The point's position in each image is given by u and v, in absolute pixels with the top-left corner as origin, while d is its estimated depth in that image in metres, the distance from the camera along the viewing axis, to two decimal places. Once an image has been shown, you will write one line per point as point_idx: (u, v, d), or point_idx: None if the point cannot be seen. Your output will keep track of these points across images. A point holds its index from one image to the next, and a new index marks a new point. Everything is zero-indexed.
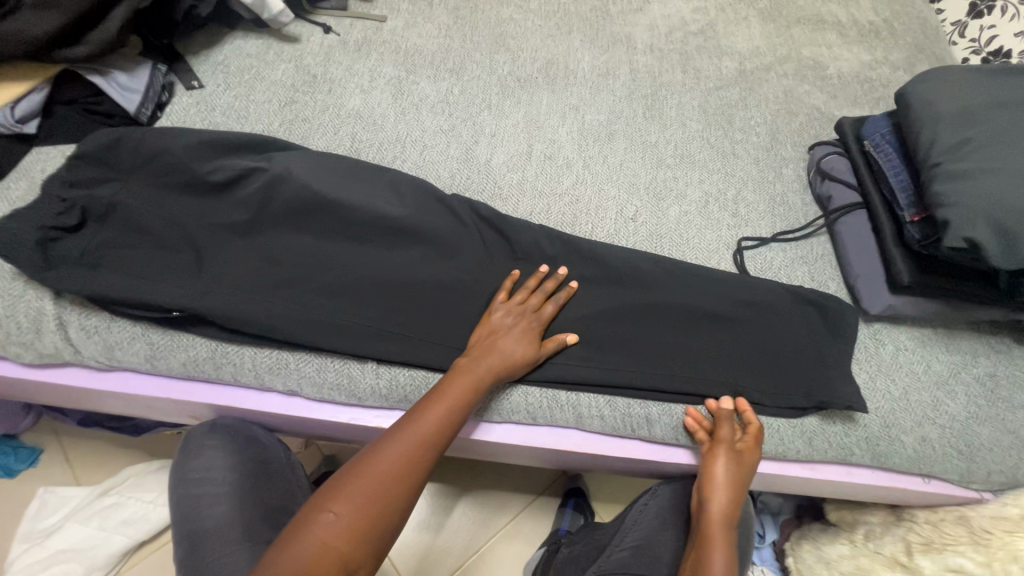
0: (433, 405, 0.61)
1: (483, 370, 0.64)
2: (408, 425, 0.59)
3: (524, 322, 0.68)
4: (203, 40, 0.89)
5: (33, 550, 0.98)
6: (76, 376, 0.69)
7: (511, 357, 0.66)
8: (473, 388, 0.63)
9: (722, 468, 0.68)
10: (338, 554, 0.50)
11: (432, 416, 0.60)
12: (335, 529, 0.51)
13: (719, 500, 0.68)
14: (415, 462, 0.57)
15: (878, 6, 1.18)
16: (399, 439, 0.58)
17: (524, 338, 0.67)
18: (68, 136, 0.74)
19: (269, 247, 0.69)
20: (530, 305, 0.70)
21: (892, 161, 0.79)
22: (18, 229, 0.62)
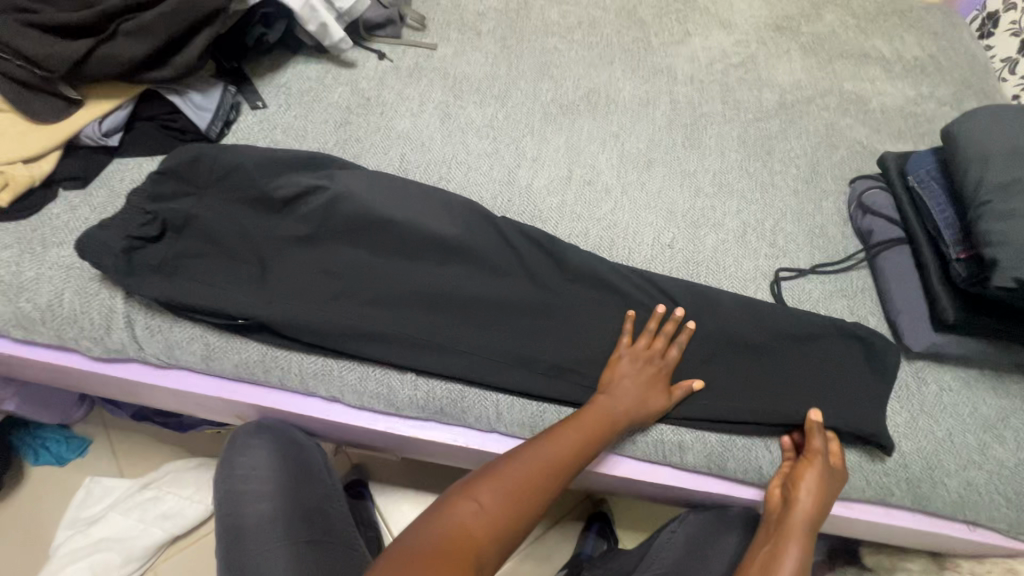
0: (568, 431, 0.64)
1: (613, 409, 0.67)
2: (542, 442, 0.63)
3: (654, 368, 0.71)
4: (269, 64, 0.95)
5: (77, 536, 1.03)
6: (137, 372, 0.73)
7: (640, 401, 0.69)
8: (603, 426, 0.66)
9: (812, 478, 0.67)
10: (473, 539, 0.52)
11: (567, 441, 0.64)
12: (476, 515, 0.54)
13: (806, 508, 0.66)
14: (548, 481, 0.60)
15: (924, 42, 1.18)
16: (533, 452, 0.62)
17: (655, 387, 0.70)
18: (146, 150, 0.80)
19: (324, 260, 0.74)
20: (660, 351, 0.72)
21: (937, 198, 0.79)
22: (100, 234, 0.68)
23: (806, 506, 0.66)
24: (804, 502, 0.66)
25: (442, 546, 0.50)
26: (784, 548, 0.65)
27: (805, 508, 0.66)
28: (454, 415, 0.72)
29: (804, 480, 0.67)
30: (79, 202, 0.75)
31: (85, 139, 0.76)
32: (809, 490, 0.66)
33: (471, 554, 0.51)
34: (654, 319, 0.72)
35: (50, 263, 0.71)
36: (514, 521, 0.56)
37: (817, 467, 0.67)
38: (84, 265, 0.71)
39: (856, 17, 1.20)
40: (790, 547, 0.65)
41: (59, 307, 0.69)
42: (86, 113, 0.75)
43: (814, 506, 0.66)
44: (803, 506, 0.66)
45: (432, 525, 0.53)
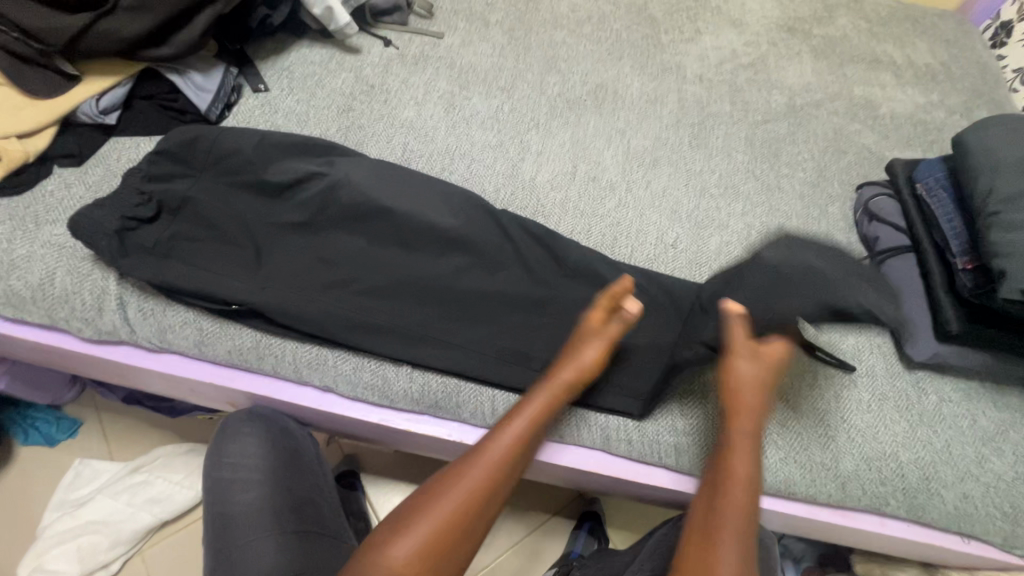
0: (500, 434, 0.59)
1: (549, 390, 0.62)
2: (472, 458, 0.57)
3: (593, 325, 0.66)
4: (272, 47, 0.93)
5: (64, 518, 1.02)
6: (129, 355, 0.72)
7: (580, 360, 0.64)
8: (539, 409, 0.61)
9: (751, 391, 0.64)
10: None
11: (499, 446, 0.58)
12: (398, 559, 0.51)
13: (744, 425, 0.63)
14: (484, 497, 0.55)
15: (936, 49, 1.17)
16: (465, 475, 0.56)
17: (598, 339, 0.65)
18: (144, 130, 0.79)
19: (323, 248, 0.73)
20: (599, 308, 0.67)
21: (945, 207, 0.78)
22: (95, 215, 0.66)
23: (744, 428, 0.63)
24: (733, 395, 0.64)
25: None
26: (730, 479, 0.59)
27: (744, 426, 0.63)
28: (448, 410, 0.71)
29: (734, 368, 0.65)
30: (74, 180, 0.74)
31: (82, 116, 0.74)
32: (750, 403, 0.63)
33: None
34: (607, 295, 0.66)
35: (42, 240, 0.69)
36: (450, 551, 0.53)
37: (751, 371, 0.65)
38: (76, 244, 0.70)
39: (869, 22, 1.19)
40: (735, 481, 0.59)
41: (51, 288, 0.68)
42: (84, 89, 0.73)
43: (750, 425, 0.63)
44: (741, 430, 0.62)
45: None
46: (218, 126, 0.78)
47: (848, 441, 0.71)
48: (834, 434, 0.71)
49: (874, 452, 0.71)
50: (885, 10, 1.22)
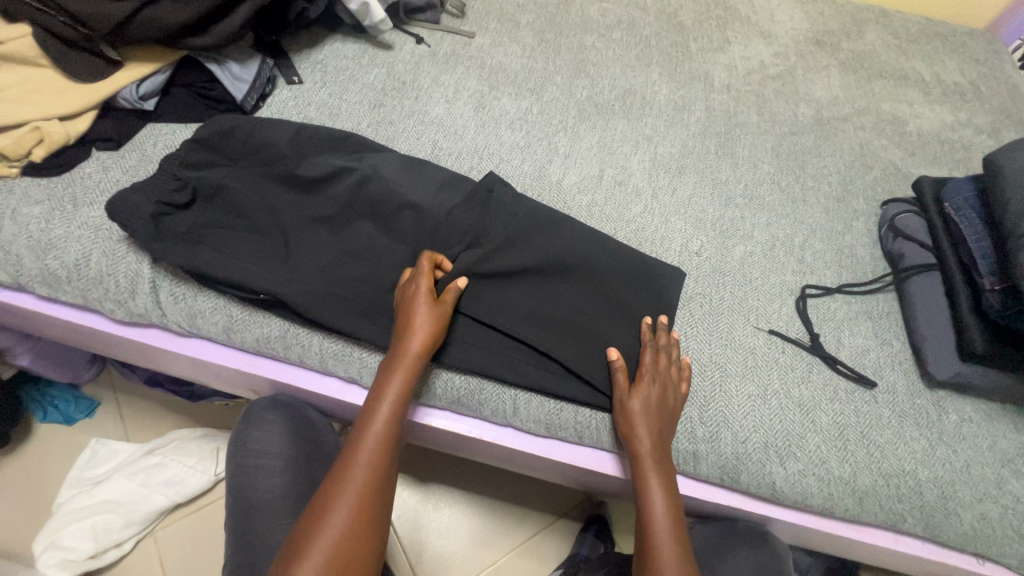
0: (368, 430, 0.61)
1: (396, 380, 0.63)
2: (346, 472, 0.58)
3: (419, 297, 0.65)
4: (306, 40, 0.95)
5: (80, 495, 1.03)
6: (159, 338, 0.73)
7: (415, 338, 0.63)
8: (391, 407, 0.62)
9: (638, 408, 0.65)
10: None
11: (365, 453, 0.60)
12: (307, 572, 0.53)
13: (644, 437, 0.65)
14: (363, 501, 0.57)
15: (965, 67, 1.16)
16: (339, 491, 0.57)
17: (415, 318, 0.64)
18: (181, 118, 0.80)
19: (348, 240, 0.72)
20: (426, 277, 0.66)
21: (973, 226, 0.77)
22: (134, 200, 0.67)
23: (644, 439, 0.65)
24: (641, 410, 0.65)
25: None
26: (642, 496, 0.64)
27: (648, 437, 0.65)
28: (470, 406, 0.72)
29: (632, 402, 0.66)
30: (111, 164, 0.75)
31: (122, 101, 0.76)
32: (638, 415, 0.65)
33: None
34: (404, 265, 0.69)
35: (79, 222, 0.71)
36: (353, 558, 0.55)
37: (650, 389, 0.66)
38: (112, 227, 0.71)
39: (898, 38, 1.19)
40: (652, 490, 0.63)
41: (87, 268, 0.69)
42: (126, 75, 0.74)
43: (650, 434, 0.65)
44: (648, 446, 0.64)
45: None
46: (250, 116, 0.78)
47: (866, 456, 0.71)
48: (852, 448, 0.71)
49: (893, 468, 0.71)
50: (914, 27, 1.22)
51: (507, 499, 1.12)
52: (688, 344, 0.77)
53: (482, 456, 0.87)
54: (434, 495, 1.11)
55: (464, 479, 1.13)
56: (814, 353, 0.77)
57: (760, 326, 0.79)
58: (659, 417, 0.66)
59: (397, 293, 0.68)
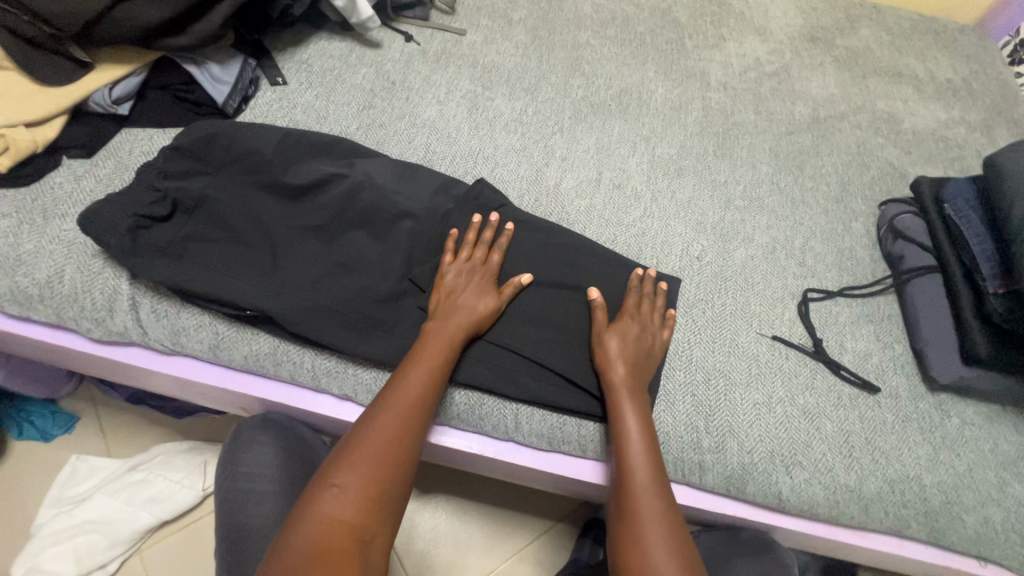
0: (404, 379, 0.60)
1: (435, 345, 0.62)
2: (380, 414, 0.57)
3: (479, 281, 0.68)
4: (290, 38, 0.90)
5: (60, 516, 0.99)
6: (139, 358, 0.70)
7: (467, 314, 0.65)
8: (431, 358, 0.62)
9: (616, 344, 0.67)
10: (356, 529, 0.50)
11: (404, 395, 0.59)
12: (341, 500, 0.51)
13: (621, 366, 0.66)
14: (392, 446, 0.56)
15: (957, 64, 1.16)
16: (371, 427, 0.56)
17: (481, 297, 0.67)
18: (157, 122, 0.75)
19: (340, 252, 0.69)
20: (489, 264, 0.70)
21: (975, 229, 0.77)
22: (111, 216, 0.63)
23: (619, 369, 0.65)
24: (621, 340, 0.67)
25: (319, 551, 0.47)
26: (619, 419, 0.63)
27: (625, 365, 0.66)
28: (470, 422, 0.70)
29: (619, 331, 0.68)
30: (84, 171, 0.71)
31: (94, 105, 0.71)
32: (615, 353, 0.66)
33: (361, 547, 0.50)
34: (452, 238, 0.71)
35: (50, 236, 0.66)
36: (384, 493, 0.53)
37: (628, 326, 0.69)
38: (86, 241, 0.67)
39: (891, 34, 1.18)
40: (626, 417, 0.63)
41: (60, 285, 0.65)
42: (97, 78, 0.70)
43: (626, 362, 0.66)
44: (622, 370, 0.65)
45: (300, 533, 0.49)
46: (231, 121, 0.75)
47: (871, 462, 0.71)
48: (858, 455, 0.71)
49: (898, 475, 0.70)
50: (906, 23, 1.22)
51: (506, 506, 1.11)
52: (692, 351, 0.75)
53: (482, 469, 0.85)
54: (430, 505, 1.09)
55: (461, 487, 1.11)
56: (818, 359, 0.76)
57: (763, 333, 0.78)
58: (636, 350, 0.68)
59: (444, 274, 0.69)
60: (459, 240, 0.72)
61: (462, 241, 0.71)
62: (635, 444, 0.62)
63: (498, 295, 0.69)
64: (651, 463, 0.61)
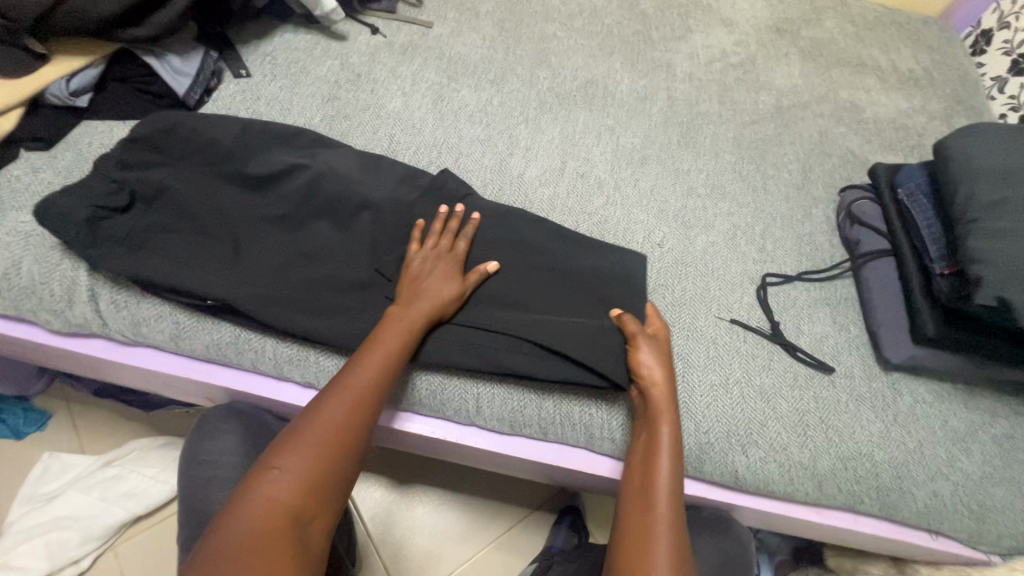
0: (363, 365, 0.60)
1: (397, 330, 0.62)
2: (334, 397, 0.57)
3: (445, 267, 0.68)
4: (254, 31, 0.91)
5: (32, 513, 0.99)
6: (101, 349, 0.70)
7: (434, 301, 0.65)
8: (393, 343, 0.61)
9: (647, 354, 0.66)
10: (294, 510, 0.51)
11: (359, 382, 0.59)
12: (282, 482, 0.51)
13: (660, 383, 0.65)
14: (343, 431, 0.56)
15: (919, 55, 1.19)
16: (326, 411, 0.56)
17: (448, 283, 0.67)
18: (118, 114, 0.76)
19: (304, 242, 0.70)
20: (457, 253, 0.70)
21: (925, 213, 0.79)
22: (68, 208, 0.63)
23: (658, 384, 0.65)
24: (659, 358, 0.67)
25: (255, 531, 0.48)
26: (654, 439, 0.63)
27: (663, 382, 0.65)
28: (433, 407, 0.71)
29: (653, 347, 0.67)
30: (42, 164, 0.71)
31: (51, 98, 0.71)
32: (654, 369, 0.66)
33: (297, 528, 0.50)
34: (417, 228, 0.71)
35: (7, 228, 0.66)
36: (328, 477, 0.54)
37: (660, 342, 0.69)
38: (44, 233, 0.67)
39: (855, 25, 1.21)
40: (661, 434, 0.63)
41: (17, 276, 0.65)
42: (54, 70, 0.69)
43: (664, 378, 0.65)
44: (661, 382, 0.65)
45: (238, 513, 0.50)
46: (192, 113, 0.75)
47: (825, 440, 0.73)
48: (812, 433, 0.73)
49: (850, 452, 0.72)
50: (871, 14, 1.24)
51: (481, 496, 1.12)
52: None
53: (451, 456, 0.86)
54: (406, 495, 1.10)
55: (437, 477, 1.13)
56: (774, 341, 0.78)
57: (722, 316, 0.80)
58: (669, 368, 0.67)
59: (411, 263, 0.68)
60: (425, 230, 0.72)
61: (424, 229, 0.70)
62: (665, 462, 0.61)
63: (463, 280, 0.69)
64: (675, 477, 0.61)
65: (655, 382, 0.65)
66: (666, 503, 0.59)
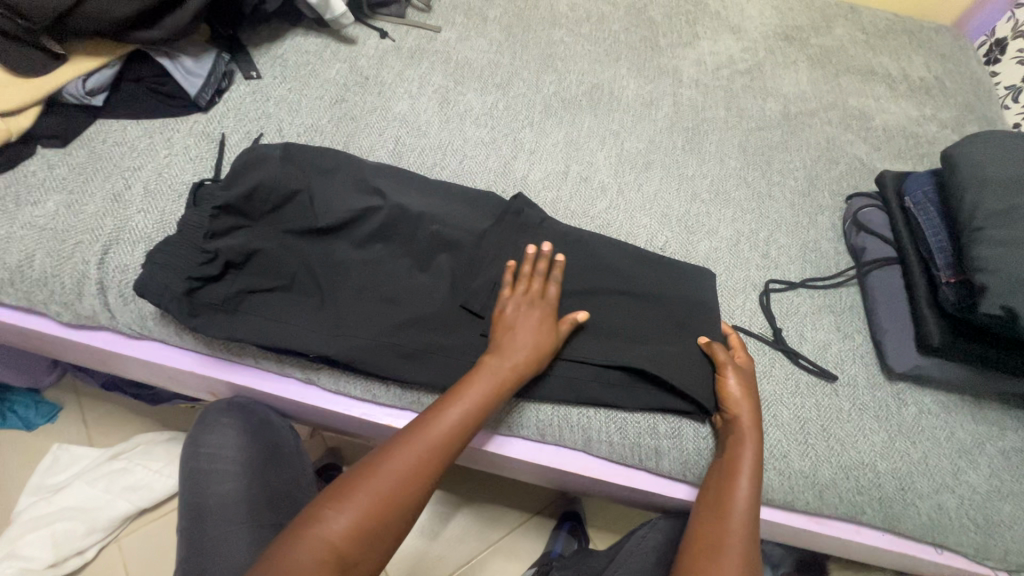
0: (442, 416, 0.60)
1: (479, 382, 0.62)
2: (406, 445, 0.58)
3: (538, 314, 0.68)
4: (266, 34, 0.92)
5: (39, 503, 1.00)
6: (110, 342, 0.72)
7: (526, 350, 0.65)
8: (475, 398, 0.62)
9: (734, 381, 0.68)
10: (344, 557, 0.51)
11: (436, 434, 0.59)
12: (341, 524, 0.52)
13: (746, 411, 0.66)
14: (411, 483, 0.56)
15: (931, 63, 1.18)
16: (397, 457, 0.57)
17: (542, 332, 0.66)
18: (132, 113, 0.78)
19: (383, 283, 0.71)
20: (552, 299, 0.69)
21: (932, 221, 0.78)
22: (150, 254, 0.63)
23: (743, 412, 0.66)
24: (744, 387, 0.68)
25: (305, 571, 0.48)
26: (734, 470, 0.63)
27: (748, 409, 0.66)
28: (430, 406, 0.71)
29: (738, 374, 0.68)
30: (57, 161, 0.73)
31: (68, 96, 0.74)
32: (735, 391, 0.67)
33: (343, 574, 0.50)
34: (509, 272, 0.70)
35: (21, 222, 0.68)
36: (387, 525, 0.54)
37: (745, 371, 0.70)
38: (57, 227, 0.69)
39: (865, 33, 1.20)
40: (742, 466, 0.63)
41: (30, 269, 0.67)
42: (72, 70, 0.72)
43: (749, 406, 0.67)
44: (744, 410, 0.66)
45: (295, 545, 0.50)
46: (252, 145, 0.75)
47: (827, 449, 0.72)
48: (813, 441, 0.72)
49: (853, 461, 0.71)
50: (882, 22, 1.23)
51: (481, 499, 1.12)
52: None
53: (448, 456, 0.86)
54: None
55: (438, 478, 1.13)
56: (777, 348, 0.77)
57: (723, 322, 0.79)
58: (755, 398, 0.68)
59: (503, 308, 0.68)
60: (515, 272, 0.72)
61: (512, 272, 0.70)
62: (739, 498, 0.62)
63: (557, 329, 0.68)
64: (746, 516, 0.61)
65: (739, 412, 0.66)
66: (740, 529, 0.60)
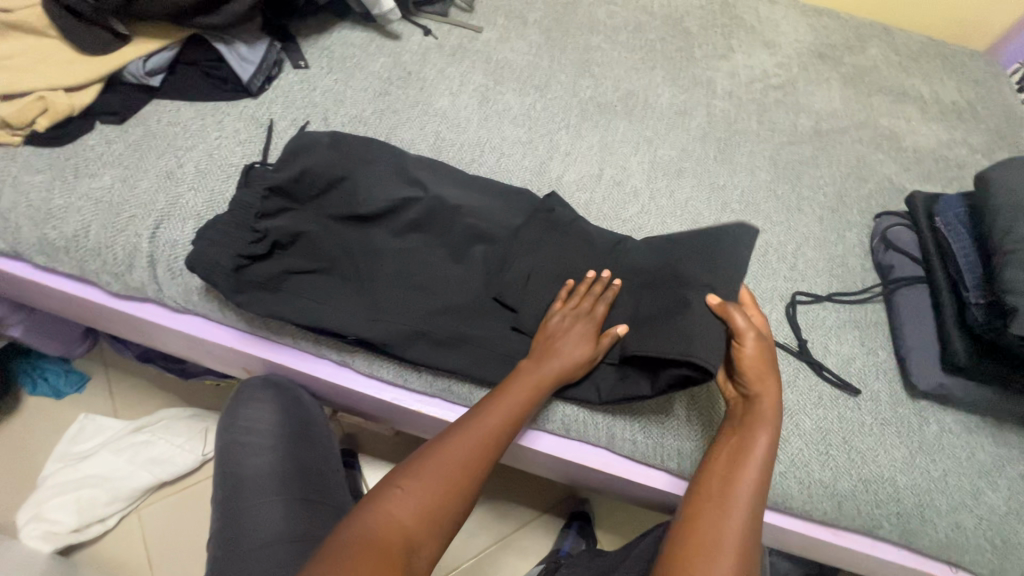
0: (495, 410, 0.62)
1: (531, 381, 0.65)
2: (464, 433, 0.60)
3: (582, 327, 0.68)
4: (315, 26, 0.95)
5: (66, 469, 1.03)
6: (154, 313, 0.74)
7: (563, 361, 0.66)
8: (526, 394, 0.64)
9: (752, 350, 0.64)
10: (410, 537, 0.52)
11: (490, 424, 0.61)
12: (406, 505, 0.54)
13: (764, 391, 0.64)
14: (469, 469, 0.58)
15: (964, 87, 1.18)
16: (456, 445, 0.59)
17: (580, 346, 0.67)
18: (185, 95, 0.81)
19: (420, 272, 0.72)
20: (599, 312, 0.68)
21: (961, 243, 0.79)
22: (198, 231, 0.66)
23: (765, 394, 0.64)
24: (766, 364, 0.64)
25: (372, 544, 0.50)
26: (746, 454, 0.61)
27: (766, 388, 0.64)
28: (459, 395, 0.73)
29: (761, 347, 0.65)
30: (113, 137, 0.76)
31: (128, 75, 0.77)
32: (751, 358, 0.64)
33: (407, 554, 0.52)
34: (566, 287, 0.71)
35: (79, 193, 0.71)
36: (446, 508, 0.56)
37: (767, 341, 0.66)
38: (112, 200, 0.71)
39: (899, 55, 1.21)
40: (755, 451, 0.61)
41: (86, 239, 0.70)
42: (133, 50, 0.75)
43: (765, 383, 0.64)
44: (765, 391, 0.64)
45: (362, 520, 0.53)
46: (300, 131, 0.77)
47: (847, 461, 0.72)
48: (834, 453, 0.73)
49: (872, 475, 0.72)
50: (916, 45, 1.24)
51: (493, 494, 1.13)
52: None
53: None
54: None
55: None
56: (801, 359, 0.78)
57: None
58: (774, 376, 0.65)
59: (548, 320, 0.69)
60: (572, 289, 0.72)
61: (569, 289, 0.71)
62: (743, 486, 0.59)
63: (597, 344, 0.68)
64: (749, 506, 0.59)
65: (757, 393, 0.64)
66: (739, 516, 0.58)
